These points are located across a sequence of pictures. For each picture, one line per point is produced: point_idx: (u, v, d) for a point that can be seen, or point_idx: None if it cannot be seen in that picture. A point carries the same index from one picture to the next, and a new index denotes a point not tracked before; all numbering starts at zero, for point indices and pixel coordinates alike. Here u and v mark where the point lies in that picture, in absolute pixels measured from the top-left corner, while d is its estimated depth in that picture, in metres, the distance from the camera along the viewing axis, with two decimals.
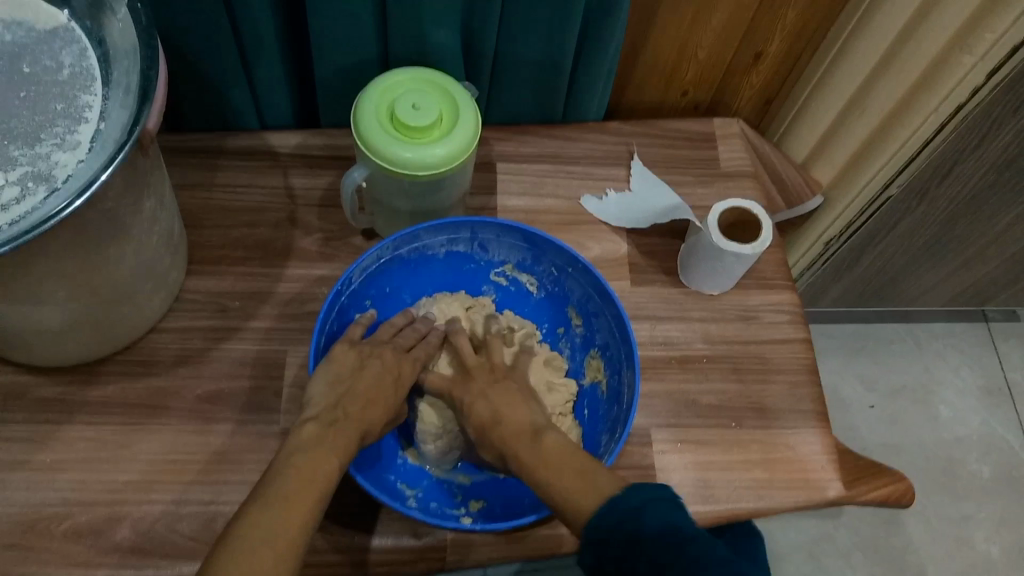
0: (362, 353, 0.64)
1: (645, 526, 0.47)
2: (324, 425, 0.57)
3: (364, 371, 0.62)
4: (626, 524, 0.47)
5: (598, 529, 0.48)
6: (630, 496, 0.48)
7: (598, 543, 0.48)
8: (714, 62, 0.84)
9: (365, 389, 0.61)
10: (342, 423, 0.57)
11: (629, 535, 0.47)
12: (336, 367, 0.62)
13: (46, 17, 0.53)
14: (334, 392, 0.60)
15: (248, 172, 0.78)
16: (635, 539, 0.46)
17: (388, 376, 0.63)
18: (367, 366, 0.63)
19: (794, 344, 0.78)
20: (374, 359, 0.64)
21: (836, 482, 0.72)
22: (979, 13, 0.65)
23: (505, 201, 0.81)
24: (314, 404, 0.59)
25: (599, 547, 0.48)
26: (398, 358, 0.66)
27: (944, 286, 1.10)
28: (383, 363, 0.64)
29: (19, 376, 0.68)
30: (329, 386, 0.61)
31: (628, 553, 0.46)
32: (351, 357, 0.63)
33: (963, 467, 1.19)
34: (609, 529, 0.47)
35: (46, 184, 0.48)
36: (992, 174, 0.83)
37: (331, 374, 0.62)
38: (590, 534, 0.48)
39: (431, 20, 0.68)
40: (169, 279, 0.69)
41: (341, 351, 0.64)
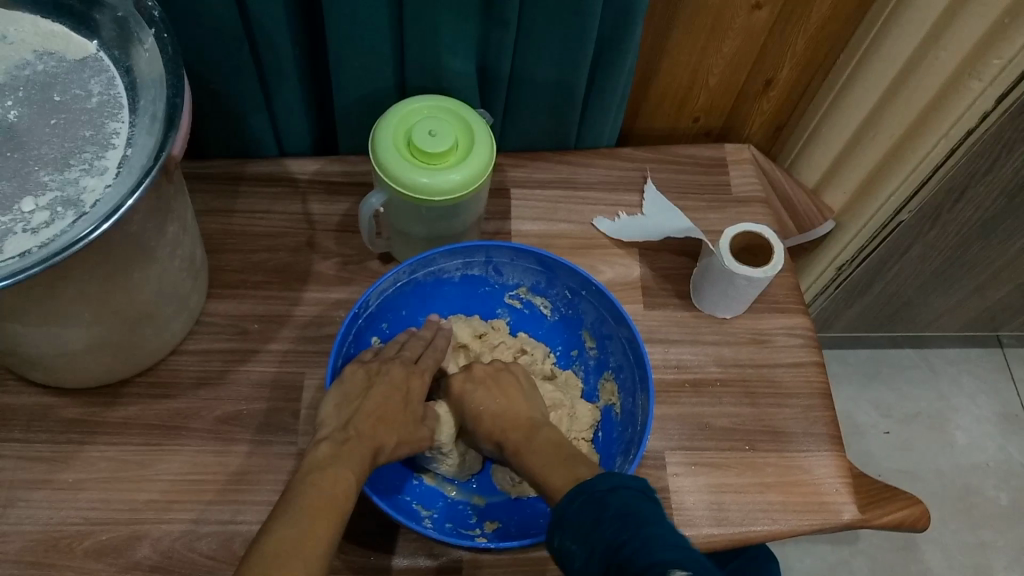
0: (371, 370, 0.66)
1: (606, 504, 0.46)
2: (338, 443, 0.58)
3: (373, 390, 0.64)
4: (591, 504, 0.47)
5: (566, 509, 0.48)
6: (600, 479, 0.48)
7: (565, 523, 0.47)
8: (725, 90, 0.85)
9: (374, 407, 0.62)
10: (355, 441, 0.59)
11: (591, 511, 0.46)
12: (348, 386, 0.64)
13: (77, 47, 0.55)
14: (343, 412, 0.62)
15: (268, 198, 0.80)
16: (595, 515, 0.46)
17: (397, 394, 0.65)
18: (375, 383, 0.64)
19: (807, 368, 0.78)
20: (384, 377, 0.65)
21: (851, 505, 0.72)
22: (986, 39, 0.66)
23: (520, 226, 0.82)
24: (324, 425, 0.61)
25: (566, 527, 0.47)
26: (407, 371, 0.67)
27: (959, 311, 1.10)
28: (391, 379, 0.65)
29: (43, 397, 0.69)
30: (338, 407, 0.62)
31: (589, 530, 0.45)
32: (360, 376, 0.64)
33: (980, 494, 1.18)
34: (575, 508, 0.47)
35: (75, 209, 0.49)
36: (1004, 199, 0.83)
37: (343, 393, 0.63)
38: (559, 513, 0.48)
39: (447, 49, 0.70)
40: (190, 302, 0.70)
41: (354, 371, 0.65)
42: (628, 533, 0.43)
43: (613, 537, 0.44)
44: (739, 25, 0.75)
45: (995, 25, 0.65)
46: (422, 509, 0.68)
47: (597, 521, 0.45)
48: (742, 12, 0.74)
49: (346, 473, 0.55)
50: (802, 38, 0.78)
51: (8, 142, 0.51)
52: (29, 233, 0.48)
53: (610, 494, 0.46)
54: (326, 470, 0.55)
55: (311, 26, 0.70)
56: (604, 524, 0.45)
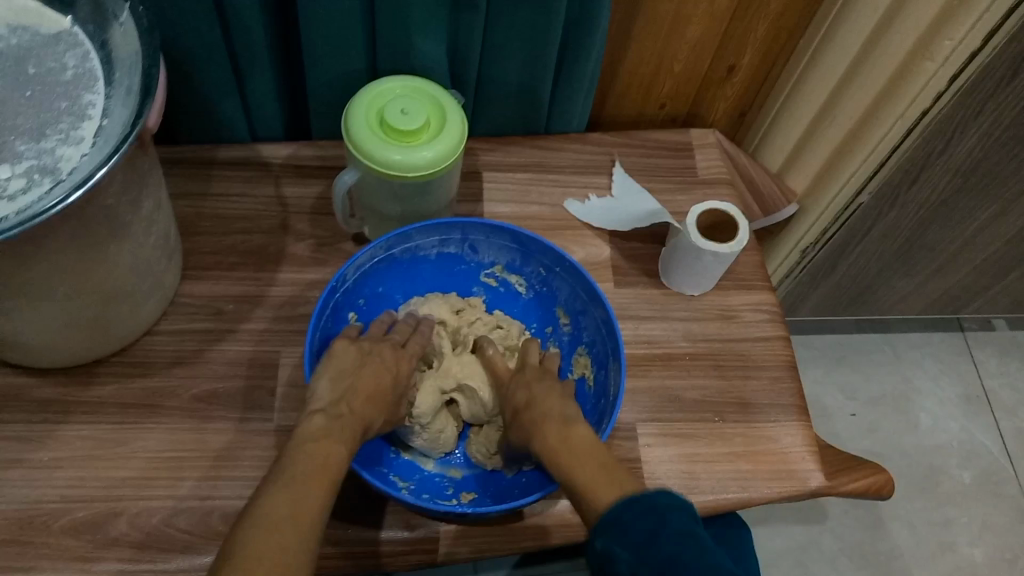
0: (363, 349, 0.66)
1: (668, 521, 0.46)
2: (332, 417, 0.59)
3: (364, 368, 0.64)
4: (650, 518, 0.46)
5: (617, 518, 0.48)
6: (657, 494, 0.48)
7: (614, 530, 0.47)
8: (690, 75, 0.87)
9: (367, 386, 0.63)
10: (348, 418, 0.60)
11: (649, 524, 0.46)
12: (338, 361, 0.64)
13: (50, 22, 0.56)
14: (337, 387, 0.62)
15: (242, 183, 0.81)
16: (654, 529, 0.46)
17: (388, 372, 0.65)
18: (366, 362, 0.65)
19: (772, 342, 0.80)
20: (374, 357, 0.66)
21: (817, 472, 0.74)
22: (938, 22, 0.69)
23: (492, 208, 0.84)
24: (317, 398, 0.61)
25: (614, 534, 0.47)
26: (397, 355, 0.68)
27: (920, 293, 1.13)
28: (383, 360, 0.66)
29: (17, 378, 0.69)
30: (332, 382, 0.62)
31: (643, 543, 0.45)
32: (351, 353, 0.65)
33: (945, 472, 1.21)
34: (629, 518, 0.47)
35: (52, 176, 0.50)
36: (959, 179, 0.86)
37: (335, 368, 0.63)
38: (610, 520, 0.48)
39: (418, 33, 0.71)
40: (165, 282, 0.71)
41: (345, 348, 0.65)
42: (687, 556, 0.43)
43: (672, 556, 0.44)
44: (701, 11, 0.78)
45: (944, 8, 0.68)
46: (399, 481, 0.69)
47: (655, 535, 0.45)
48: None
49: (337, 447, 0.56)
50: (762, 24, 0.81)
51: None
52: (6, 200, 0.49)
53: (669, 512, 0.47)
54: (319, 441, 0.56)
55: (281, 10, 0.71)
56: (663, 539, 0.45)
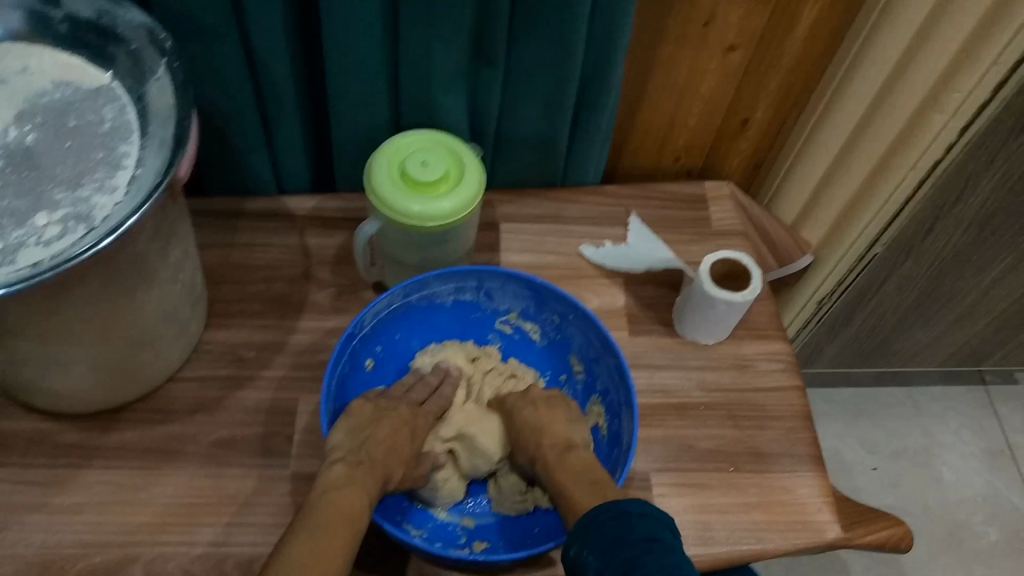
0: (380, 406, 0.67)
1: (633, 526, 0.49)
2: (353, 465, 0.60)
3: (382, 421, 0.65)
4: (619, 522, 0.50)
5: (591, 523, 0.51)
6: (631, 503, 0.51)
7: (587, 534, 0.50)
8: (705, 129, 0.89)
9: (384, 436, 0.64)
10: (368, 465, 0.61)
11: (617, 527, 0.49)
12: (355, 419, 0.65)
13: (91, 77, 0.59)
14: (354, 439, 0.63)
15: (266, 233, 0.83)
16: (620, 532, 0.49)
17: (405, 428, 0.66)
18: (382, 418, 0.66)
19: (788, 392, 0.80)
20: (389, 413, 0.67)
21: (835, 524, 0.73)
22: (947, 74, 0.71)
23: (509, 258, 0.85)
24: (336, 448, 0.62)
25: (587, 538, 0.50)
26: (413, 411, 0.69)
27: (938, 345, 1.13)
28: (400, 415, 0.67)
29: (41, 423, 0.71)
30: (348, 435, 0.63)
31: (610, 544, 0.48)
32: (367, 409, 0.66)
33: (969, 529, 1.19)
34: (602, 523, 0.50)
35: (85, 224, 0.52)
36: (973, 231, 0.87)
37: (351, 424, 0.64)
38: (585, 525, 0.51)
39: (440, 89, 0.74)
40: (189, 329, 0.72)
41: (363, 405, 0.67)
42: (645, 555, 0.46)
43: (632, 555, 0.47)
44: (714, 66, 0.80)
45: (952, 61, 0.70)
46: (412, 529, 0.69)
47: (621, 538, 0.48)
48: (717, 54, 0.79)
49: (361, 496, 0.57)
50: (774, 79, 0.83)
51: (25, 163, 0.54)
52: (41, 246, 0.51)
53: (638, 519, 0.50)
54: (342, 489, 0.57)
55: (311, 64, 0.74)
56: (627, 541, 0.48)
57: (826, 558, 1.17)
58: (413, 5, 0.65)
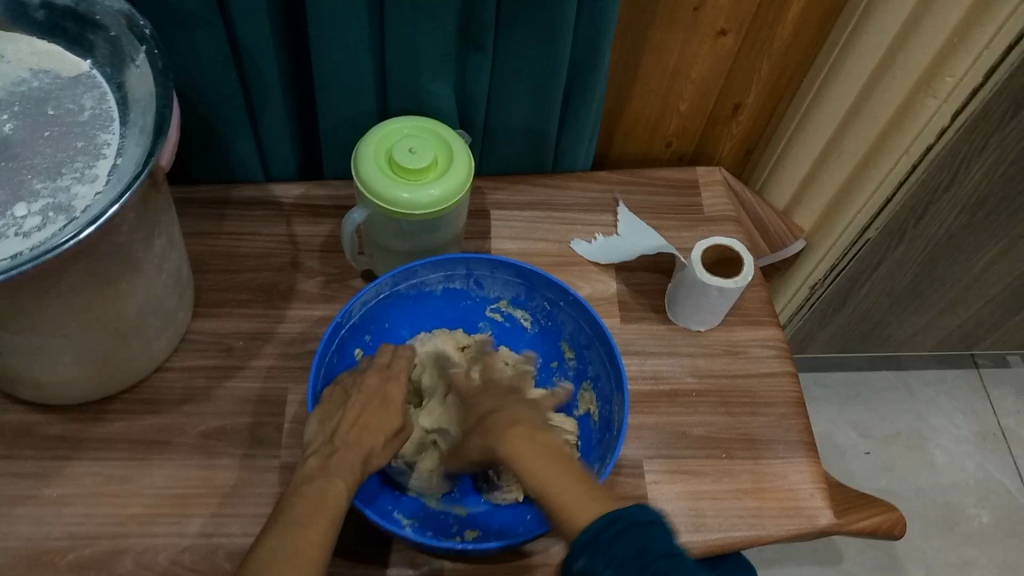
0: (348, 385, 0.66)
1: (654, 540, 0.44)
2: (327, 455, 0.60)
3: (352, 400, 0.64)
4: (636, 535, 0.44)
5: (600, 535, 0.45)
6: (638, 509, 0.46)
7: (598, 549, 0.45)
8: (696, 114, 0.89)
9: (356, 416, 0.63)
10: (343, 452, 0.60)
11: (634, 541, 0.44)
12: (328, 405, 0.64)
13: (70, 66, 0.58)
14: (325, 428, 0.63)
15: (253, 221, 0.82)
16: (639, 548, 0.44)
17: (374, 399, 0.65)
18: (353, 395, 0.65)
19: (780, 378, 0.80)
20: (358, 388, 0.66)
21: (827, 510, 0.73)
22: (941, 57, 0.70)
23: (499, 245, 0.85)
24: (311, 442, 0.62)
25: (601, 555, 0.45)
26: (383, 378, 0.67)
27: (931, 329, 1.13)
28: (369, 386, 0.66)
29: (28, 415, 0.70)
30: (321, 424, 0.63)
31: (630, 560, 0.44)
32: (338, 395, 0.65)
33: (962, 513, 1.19)
34: (613, 534, 0.45)
35: (66, 214, 0.51)
36: (966, 215, 0.86)
37: (324, 411, 0.64)
38: (591, 537, 0.46)
39: (426, 75, 0.73)
40: (176, 319, 0.71)
41: (333, 390, 0.66)
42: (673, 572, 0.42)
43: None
44: (704, 51, 0.79)
45: (944, 44, 0.69)
46: (403, 518, 0.69)
47: (642, 554, 0.43)
48: (707, 39, 0.78)
49: (336, 483, 0.57)
50: (766, 62, 0.82)
51: (3, 153, 0.53)
52: (21, 237, 0.50)
53: (651, 527, 0.45)
54: (316, 481, 0.57)
55: (295, 50, 0.73)
56: (649, 556, 0.43)
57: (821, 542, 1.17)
58: None
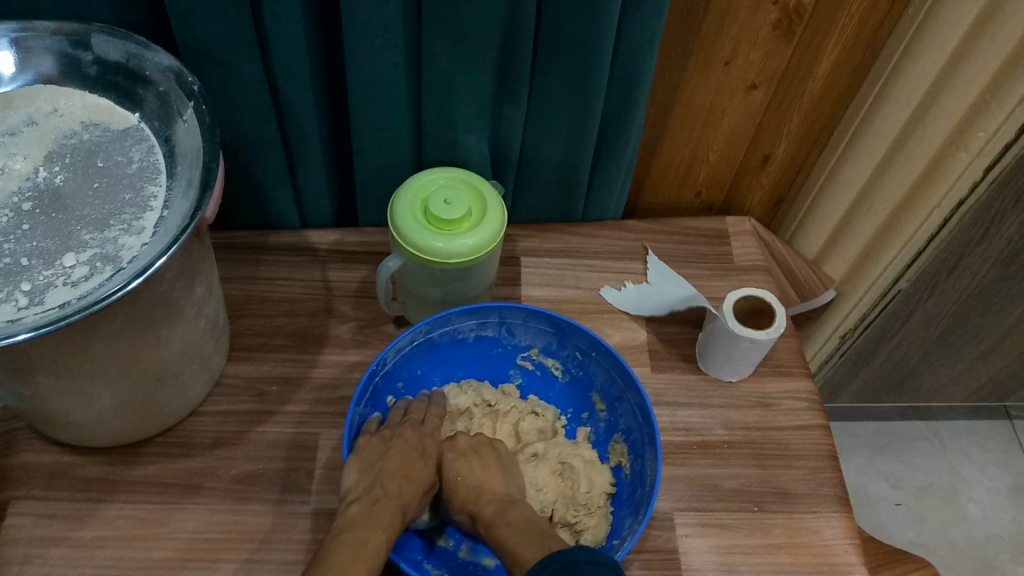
0: (385, 437, 0.67)
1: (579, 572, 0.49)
2: (368, 503, 0.61)
3: (391, 451, 0.66)
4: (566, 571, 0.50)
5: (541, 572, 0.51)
6: (578, 551, 0.52)
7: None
8: (726, 165, 0.89)
9: (395, 467, 0.64)
10: (385, 501, 0.61)
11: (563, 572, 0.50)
12: (365, 455, 0.65)
13: (120, 118, 0.60)
14: (365, 476, 0.64)
15: (288, 267, 0.83)
16: None
17: (414, 452, 0.67)
18: (391, 447, 0.66)
19: (811, 431, 0.79)
20: (396, 440, 0.67)
21: (862, 567, 0.72)
22: (972, 113, 0.70)
23: (530, 292, 0.85)
24: (349, 492, 0.63)
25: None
26: (420, 434, 0.69)
27: (964, 380, 1.11)
28: (405, 440, 0.67)
29: (64, 456, 0.71)
30: (360, 473, 0.64)
31: None
32: (375, 444, 0.66)
33: (996, 567, 1.16)
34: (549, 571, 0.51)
35: (113, 265, 0.53)
36: (999, 268, 0.86)
37: (362, 460, 0.65)
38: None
39: (462, 127, 0.74)
40: (211, 364, 0.72)
41: (369, 440, 0.67)
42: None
43: None
44: (736, 103, 0.80)
45: (976, 100, 0.69)
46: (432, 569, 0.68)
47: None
48: (738, 91, 0.79)
49: (378, 532, 0.58)
50: (796, 115, 0.83)
51: (54, 204, 0.55)
52: (69, 286, 0.51)
53: (585, 564, 0.50)
54: (355, 530, 0.58)
55: (335, 102, 0.75)
56: None
57: None
58: (435, 40, 0.65)
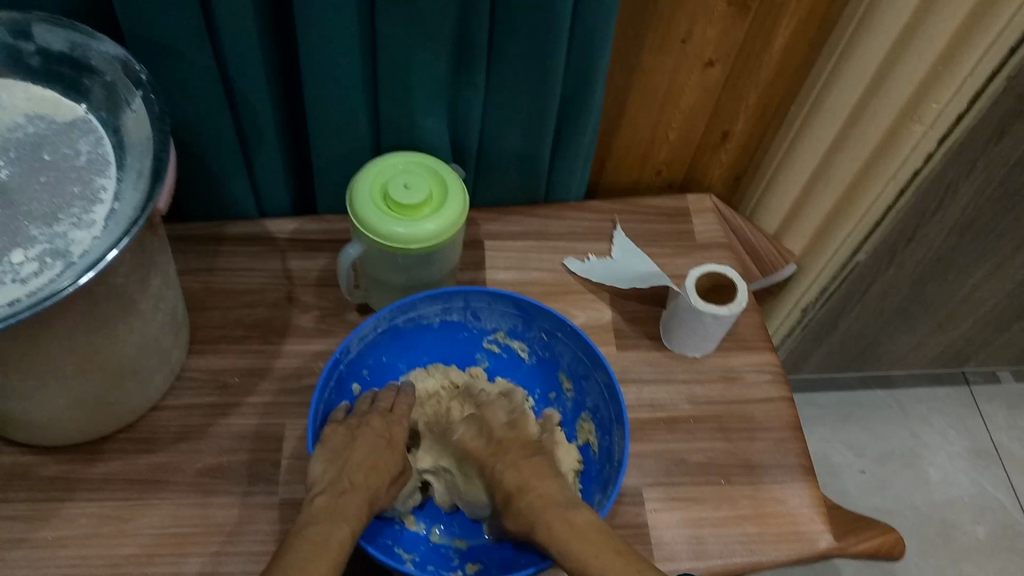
0: (352, 426, 0.67)
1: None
2: (334, 496, 0.60)
3: (357, 440, 0.65)
4: None
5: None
6: None
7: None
8: (686, 142, 0.90)
9: (363, 457, 0.64)
10: (350, 494, 0.61)
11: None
12: (331, 445, 0.65)
13: (67, 110, 0.59)
14: (333, 466, 0.63)
15: (248, 257, 0.82)
16: None
17: (380, 441, 0.66)
18: (358, 436, 0.66)
19: (775, 402, 0.81)
20: (365, 428, 0.67)
21: (827, 534, 0.73)
22: (924, 86, 0.71)
23: (494, 275, 0.85)
24: (316, 482, 0.62)
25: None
26: (387, 421, 0.68)
27: (923, 348, 1.14)
28: (374, 428, 0.67)
29: (22, 456, 0.70)
30: (327, 463, 0.63)
31: None
32: (341, 432, 0.66)
33: (957, 528, 1.20)
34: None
35: (63, 259, 0.52)
36: (954, 237, 0.87)
37: (330, 450, 0.64)
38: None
39: (419, 111, 0.73)
40: (171, 357, 0.71)
41: (336, 430, 0.66)
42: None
43: None
44: (693, 81, 0.81)
45: (929, 73, 0.70)
46: (404, 553, 0.68)
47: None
48: (696, 69, 0.79)
49: (342, 523, 0.58)
50: (753, 92, 0.83)
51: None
52: (19, 283, 0.50)
53: None
54: (322, 521, 0.57)
55: (290, 89, 0.74)
56: None
57: (821, 563, 1.17)
58: (393, 20, 0.64)
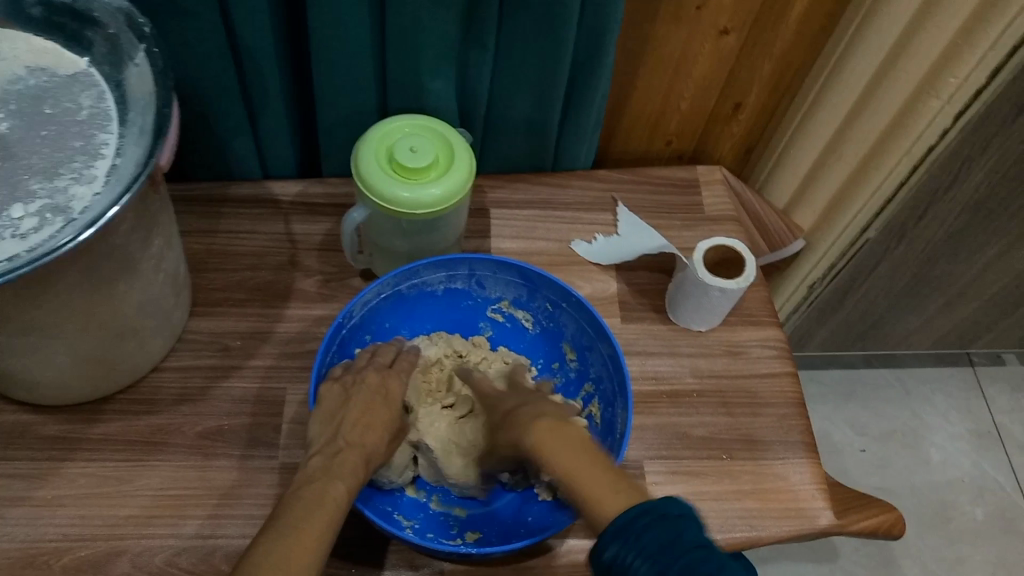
0: (347, 383, 0.66)
1: (682, 529, 0.43)
2: (329, 456, 0.60)
3: (352, 401, 0.64)
4: (664, 524, 0.43)
5: (630, 523, 0.44)
6: (666, 500, 0.45)
7: (628, 535, 0.44)
8: (696, 112, 0.88)
9: (359, 415, 0.63)
10: (346, 452, 0.60)
11: (666, 532, 0.43)
12: (327, 404, 0.64)
13: (68, 63, 0.57)
14: (328, 428, 0.62)
15: (250, 219, 0.81)
16: (672, 539, 0.42)
17: (376, 399, 0.65)
18: (353, 395, 0.65)
19: (780, 378, 0.80)
20: (359, 387, 0.66)
21: (827, 511, 0.73)
22: (942, 59, 0.70)
23: (499, 244, 0.84)
24: (312, 444, 0.62)
25: (626, 540, 0.43)
26: (384, 375, 0.68)
27: (928, 328, 1.13)
28: (369, 386, 0.66)
29: (22, 416, 0.69)
30: (323, 424, 0.63)
31: (660, 550, 0.42)
32: (336, 391, 0.65)
33: (955, 509, 1.20)
34: (645, 528, 0.43)
35: (63, 216, 0.51)
36: (966, 215, 0.86)
37: (325, 411, 0.64)
38: (618, 524, 0.44)
39: (427, 74, 0.72)
40: (172, 319, 0.71)
41: (330, 387, 0.65)
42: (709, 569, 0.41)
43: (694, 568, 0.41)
44: (707, 49, 0.79)
45: (947, 46, 0.69)
46: (403, 520, 0.68)
47: (673, 547, 0.42)
48: (709, 37, 0.77)
49: (336, 485, 0.57)
50: (768, 61, 0.81)
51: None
52: (18, 238, 0.49)
53: (680, 518, 0.44)
54: (317, 483, 0.57)
55: (296, 48, 0.72)
56: (681, 551, 0.42)
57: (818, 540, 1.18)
58: None
